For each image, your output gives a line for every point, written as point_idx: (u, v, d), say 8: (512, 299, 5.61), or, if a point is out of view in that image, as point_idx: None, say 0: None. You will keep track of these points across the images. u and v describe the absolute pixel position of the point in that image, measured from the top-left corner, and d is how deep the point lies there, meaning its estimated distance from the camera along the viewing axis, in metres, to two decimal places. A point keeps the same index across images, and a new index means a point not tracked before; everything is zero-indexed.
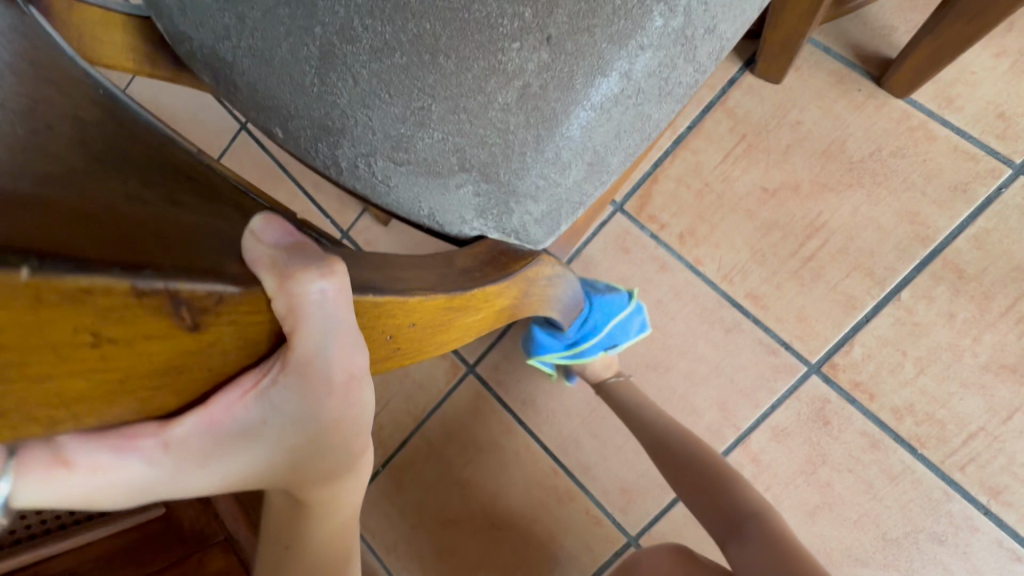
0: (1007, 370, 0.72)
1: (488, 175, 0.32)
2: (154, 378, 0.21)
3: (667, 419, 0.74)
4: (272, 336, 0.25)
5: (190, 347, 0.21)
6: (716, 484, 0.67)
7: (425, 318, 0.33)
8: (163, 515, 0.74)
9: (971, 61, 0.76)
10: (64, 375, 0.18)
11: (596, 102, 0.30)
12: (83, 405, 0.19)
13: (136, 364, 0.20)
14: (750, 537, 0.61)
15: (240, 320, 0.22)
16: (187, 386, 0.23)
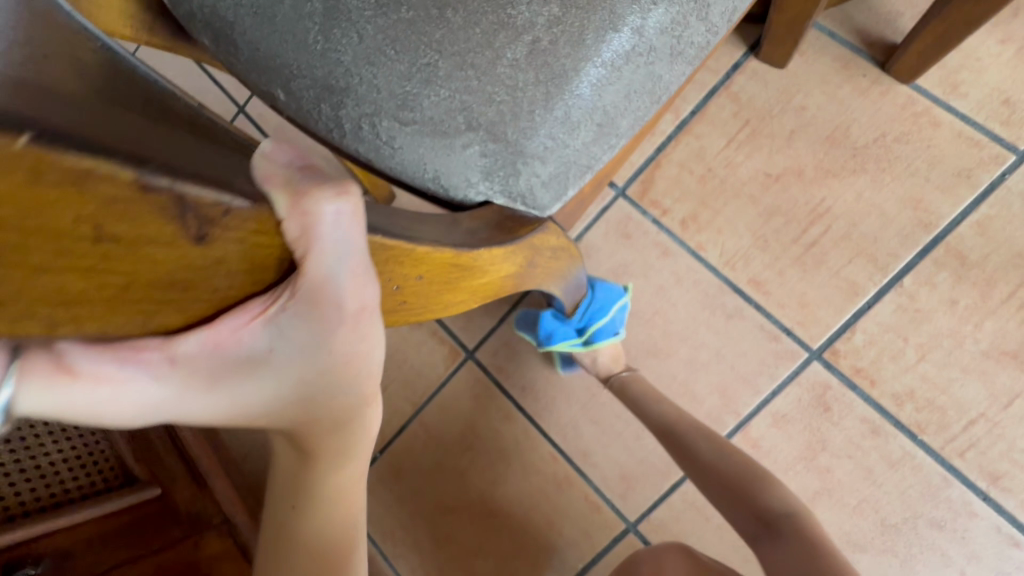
0: (1007, 357, 0.72)
1: (495, 135, 0.31)
2: (161, 286, 0.22)
3: (675, 410, 0.72)
4: (285, 261, 0.25)
5: (195, 262, 0.22)
6: (749, 485, 0.64)
7: (433, 273, 0.33)
8: (159, 496, 0.71)
9: (977, 46, 0.76)
10: (70, 263, 0.18)
11: (606, 58, 0.29)
12: (92, 298, 0.20)
13: (143, 266, 0.20)
14: (784, 538, 0.59)
15: (247, 240, 0.22)
16: (194, 307, 0.24)
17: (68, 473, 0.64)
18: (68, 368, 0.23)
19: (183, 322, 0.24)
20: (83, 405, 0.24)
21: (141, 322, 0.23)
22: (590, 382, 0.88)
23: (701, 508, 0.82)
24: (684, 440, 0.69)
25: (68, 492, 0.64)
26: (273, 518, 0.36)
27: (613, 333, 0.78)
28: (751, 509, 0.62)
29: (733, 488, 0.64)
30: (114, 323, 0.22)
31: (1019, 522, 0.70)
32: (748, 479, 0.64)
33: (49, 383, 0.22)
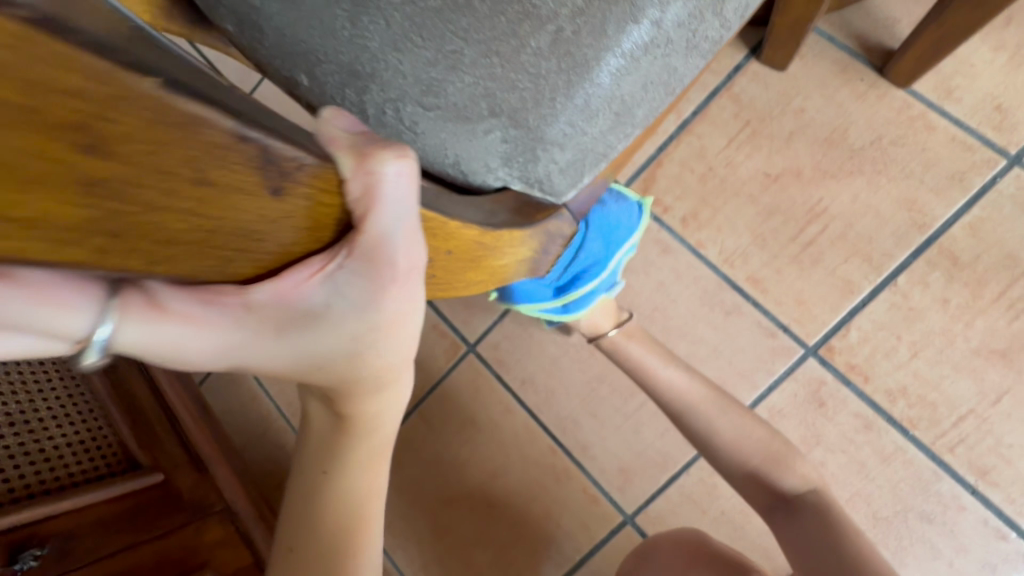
0: (997, 355, 0.74)
1: (517, 121, 0.32)
2: (240, 234, 0.23)
3: (691, 392, 0.72)
4: (346, 220, 0.27)
5: (272, 214, 0.23)
6: (771, 465, 0.67)
7: (460, 247, 0.35)
8: (163, 481, 0.71)
9: (971, 53, 0.78)
10: (168, 202, 0.20)
11: (626, 49, 0.30)
12: (179, 239, 0.21)
13: (228, 211, 0.21)
14: (804, 516, 0.63)
15: (317, 195, 0.24)
16: (262, 259, 0.25)
17: (71, 457, 0.65)
18: (159, 307, 0.26)
19: (253, 270, 0.25)
20: (170, 338, 0.27)
21: (215, 266, 0.24)
22: (590, 376, 0.89)
23: (697, 501, 0.83)
24: (702, 423, 0.70)
25: (72, 476, 0.64)
26: (304, 480, 0.39)
27: (603, 291, 0.71)
28: (773, 490, 0.66)
29: (750, 467, 0.68)
30: (192, 264, 0.23)
31: (1006, 516, 0.72)
32: (772, 463, 0.67)
33: (143, 317, 0.26)
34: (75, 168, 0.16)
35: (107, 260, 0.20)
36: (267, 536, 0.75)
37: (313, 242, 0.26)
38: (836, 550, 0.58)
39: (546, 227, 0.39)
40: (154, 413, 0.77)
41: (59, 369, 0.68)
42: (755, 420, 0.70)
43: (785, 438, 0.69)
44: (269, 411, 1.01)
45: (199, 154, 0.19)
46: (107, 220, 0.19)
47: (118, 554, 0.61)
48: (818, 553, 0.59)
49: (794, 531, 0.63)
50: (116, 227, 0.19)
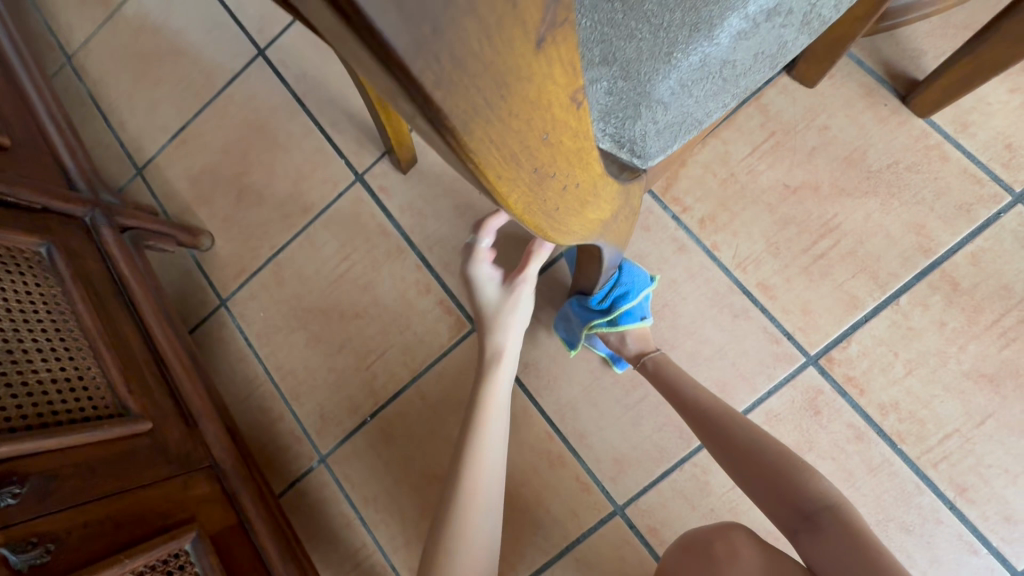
0: (985, 379, 0.78)
1: (627, 73, 0.31)
2: (494, 87, 0.18)
3: (711, 399, 0.74)
4: (561, 101, 0.22)
5: (522, 62, 0.18)
6: (787, 476, 0.64)
7: (584, 181, 0.29)
8: (150, 431, 0.67)
9: (988, 93, 0.82)
10: (477, 38, 0.16)
11: (752, 12, 0.30)
12: (475, 98, 0.17)
13: (512, 59, 0.18)
14: (828, 531, 0.60)
15: (558, 60, 0.20)
16: (488, 135, 0.19)
17: (55, 394, 0.60)
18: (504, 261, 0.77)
19: (507, 158, 0.21)
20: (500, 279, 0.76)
21: (494, 158, 0.20)
22: (594, 366, 0.89)
23: (688, 497, 0.84)
24: (717, 423, 0.71)
25: (56, 415, 0.59)
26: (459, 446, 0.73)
27: (636, 318, 0.81)
28: (794, 502, 0.63)
29: (777, 480, 0.65)
30: (474, 145, 0.19)
31: (980, 532, 0.76)
32: (790, 471, 0.65)
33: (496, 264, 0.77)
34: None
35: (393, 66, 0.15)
36: (255, 500, 0.74)
37: (551, 137, 0.23)
38: (870, 564, 0.56)
39: (625, 184, 0.36)
40: (142, 356, 0.74)
41: (44, 303, 0.64)
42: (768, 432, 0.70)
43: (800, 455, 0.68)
44: (256, 373, 1.00)
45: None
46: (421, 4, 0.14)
47: (96, 502, 0.57)
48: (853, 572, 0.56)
49: (820, 552, 0.59)
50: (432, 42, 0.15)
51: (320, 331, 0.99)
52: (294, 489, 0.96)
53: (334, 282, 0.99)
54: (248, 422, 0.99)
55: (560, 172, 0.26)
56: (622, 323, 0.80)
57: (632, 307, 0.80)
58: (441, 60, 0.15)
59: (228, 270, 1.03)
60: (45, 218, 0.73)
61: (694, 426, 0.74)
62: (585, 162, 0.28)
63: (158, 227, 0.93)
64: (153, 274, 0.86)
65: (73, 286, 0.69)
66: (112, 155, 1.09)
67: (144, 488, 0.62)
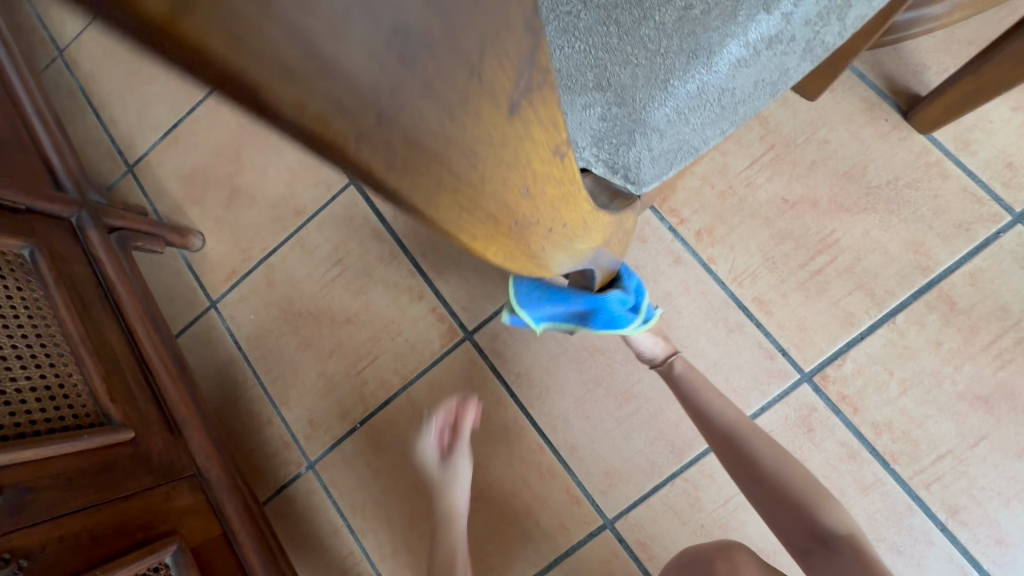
0: (980, 401, 0.77)
1: (622, 99, 0.30)
2: (462, 154, 0.19)
3: (736, 413, 0.73)
4: (542, 156, 0.23)
5: (495, 125, 0.20)
6: (808, 503, 0.66)
7: (575, 226, 0.29)
8: (133, 441, 0.66)
9: (991, 110, 0.81)
10: (438, 115, 0.17)
11: (751, 39, 0.29)
12: (443, 167, 0.19)
13: (483, 125, 0.19)
14: (842, 558, 0.62)
15: (532, 123, 0.21)
16: (457, 193, 0.20)
17: (34, 403, 0.59)
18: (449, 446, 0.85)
19: (489, 218, 0.23)
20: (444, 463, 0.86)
21: (475, 222, 0.22)
22: (586, 377, 0.88)
23: (679, 512, 0.83)
24: (744, 444, 0.70)
25: (34, 425, 0.58)
26: None
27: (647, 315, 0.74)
28: (812, 526, 0.64)
29: (795, 505, 0.66)
30: (443, 214, 0.21)
31: (970, 554, 0.75)
32: (813, 497, 0.66)
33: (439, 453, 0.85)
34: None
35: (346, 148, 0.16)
36: (240, 511, 0.74)
37: (534, 191, 0.24)
38: None
39: (621, 216, 0.36)
40: (127, 362, 0.73)
41: (26, 308, 0.63)
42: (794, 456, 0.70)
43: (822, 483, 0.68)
44: (245, 376, 0.99)
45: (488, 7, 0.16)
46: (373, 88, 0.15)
47: (75, 516, 0.56)
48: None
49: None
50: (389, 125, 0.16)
51: (310, 335, 0.98)
52: (281, 494, 0.95)
53: (325, 286, 0.98)
54: (236, 427, 0.98)
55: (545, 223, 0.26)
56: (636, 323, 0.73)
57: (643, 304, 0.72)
58: (392, 141, 0.17)
59: (218, 272, 1.02)
60: (27, 219, 0.71)
61: (712, 442, 0.72)
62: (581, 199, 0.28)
63: (146, 227, 0.92)
64: (140, 277, 0.85)
65: (56, 290, 0.67)
66: (102, 152, 1.08)
67: (124, 501, 0.60)
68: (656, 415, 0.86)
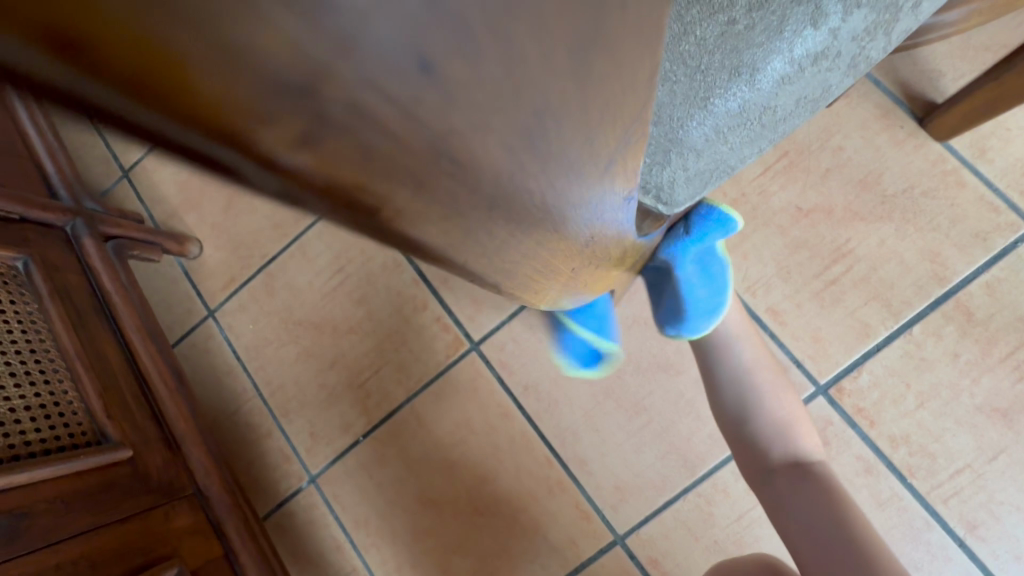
0: (998, 414, 0.76)
1: (658, 117, 0.28)
2: (474, 216, 0.22)
3: (742, 331, 0.72)
4: (548, 222, 0.25)
5: (508, 200, 0.22)
6: (786, 429, 0.68)
7: (578, 267, 0.31)
8: (131, 459, 0.64)
9: (1008, 118, 0.80)
10: (455, 191, 0.20)
11: (797, 54, 0.27)
12: (453, 215, 0.21)
13: (495, 199, 0.21)
14: (806, 483, 0.63)
15: (544, 199, 0.23)
16: (464, 243, 0.24)
17: (29, 422, 0.57)
18: None
19: (510, 262, 0.27)
20: None
21: (500, 266, 0.28)
22: (596, 389, 0.86)
23: (691, 527, 0.82)
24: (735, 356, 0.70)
25: (29, 445, 0.56)
26: None
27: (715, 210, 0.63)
28: (787, 449, 0.66)
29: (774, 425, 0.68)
30: (449, 254, 0.25)
31: (989, 571, 0.74)
32: (790, 424, 0.68)
33: None
34: (393, 96, 0.14)
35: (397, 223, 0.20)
36: (241, 529, 0.72)
37: (537, 245, 0.27)
38: (837, 520, 0.59)
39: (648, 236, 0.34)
40: (126, 377, 0.71)
41: (20, 323, 0.61)
42: (788, 387, 0.72)
43: (802, 410, 0.71)
44: (245, 387, 0.97)
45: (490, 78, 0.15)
46: (378, 156, 0.16)
47: (73, 539, 0.54)
48: (826, 533, 0.58)
49: (797, 501, 0.62)
50: (405, 184, 0.18)
51: (313, 345, 0.96)
52: (283, 508, 0.93)
53: (328, 295, 0.96)
54: (236, 440, 0.96)
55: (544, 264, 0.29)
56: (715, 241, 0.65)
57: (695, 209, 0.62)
58: (421, 211, 0.20)
59: (217, 280, 1.00)
60: (20, 228, 0.69)
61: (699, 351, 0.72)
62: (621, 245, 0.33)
63: (142, 235, 0.90)
64: (137, 286, 0.83)
65: (51, 303, 0.65)
66: (98, 157, 1.05)
67: (122, 523, 0.58)
68: (668, 428, 0.84)
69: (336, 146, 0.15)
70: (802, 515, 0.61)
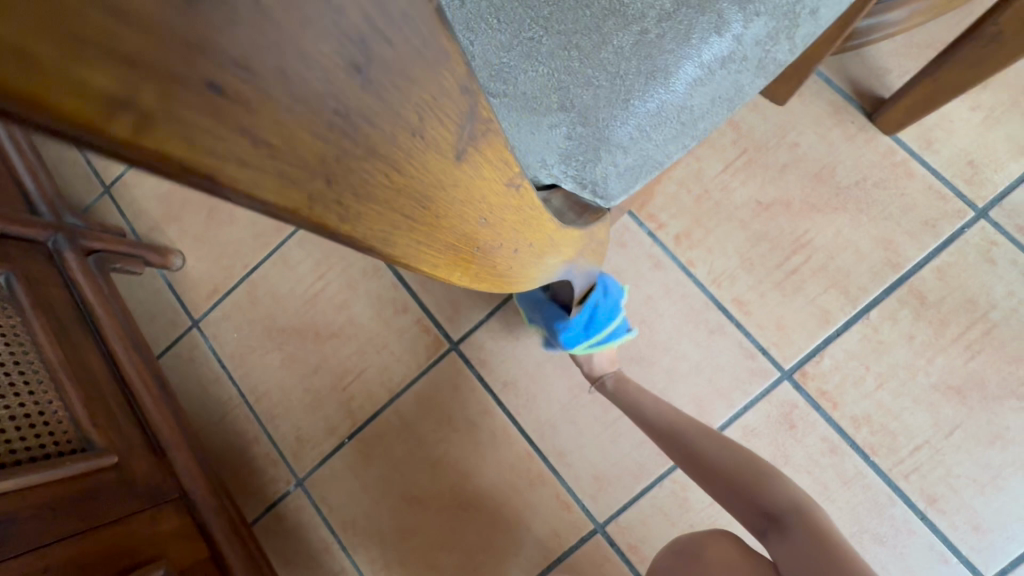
0: (952, 391, 0.79)
1: (586, 119, 0.31)
2: (367, 177, 0.20)
3: (672, 411, 0.76)
4: (442, 166, 0.23)
5: (395, 147, 0.20)
6: (754, 485, 0.65)
7: (497, 222, 0.29)
8: (116, 465, 0.65)
9: (951, 111, 0.84)
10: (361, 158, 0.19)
11: (705, 59, 0.31)
12: (288, 188, 0.17)
13: (387, 153, 0.20)
14: (795, 537, 0.60)
15: (434, 142, 0.22)
16: (379, 224, 0.22)
17: (15, 431, 0.58)
18: None
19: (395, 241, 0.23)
20: None
21: (418, 253, 0.25)
22: (572, 383, 0.89)
23: (667, 513, 0.84)
24: (686, 441, 0.71)
25: (15, 453, 0.57)
26: None
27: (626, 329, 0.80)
28: (760, 507, 0.64)
29: (744, 490, 0.66)
30: (378, 243, 0.22)
31: (950, 542, 0.77)
32: (758, 477, 0.66)
33: None
34: None
35: (304, 209, 0.18)
36: (227, 531, 0.74)
37: (436, 203, 0.24)
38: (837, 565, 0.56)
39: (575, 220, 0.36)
40: (109, 386, 0.72)
41: (3, 335, 0.62)
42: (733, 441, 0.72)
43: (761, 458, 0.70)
44: (230, 395, 0.98)
45: (319, 46, 0.15)
46: (128, 93, 0.12)
47: (61, 542, 0.55)
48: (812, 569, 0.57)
49: (784, 553, 0.60)
50: (186, 139, 0.14)
51: (296, 350, 0.97)
52: (271, 513, 0.95)
53: (309, 301, 0.98)
54: (222, 447, 0.97)
55: (462, 224, 0.27)
56: (607, 344, 0.78)
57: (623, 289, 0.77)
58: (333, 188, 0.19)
59: (200, 290, 1.01)
60: (1, 242, 0.70)
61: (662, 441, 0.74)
62: (527, 210, 0.31)
63: (125, 248, 0.91)
64: (121, 300, 0.85)
65: (34, 316, 0.67)
66: (78, 173, 1.06)
67: (110, 526, 0.60)
68: None
69: (65, 70, 0.11)
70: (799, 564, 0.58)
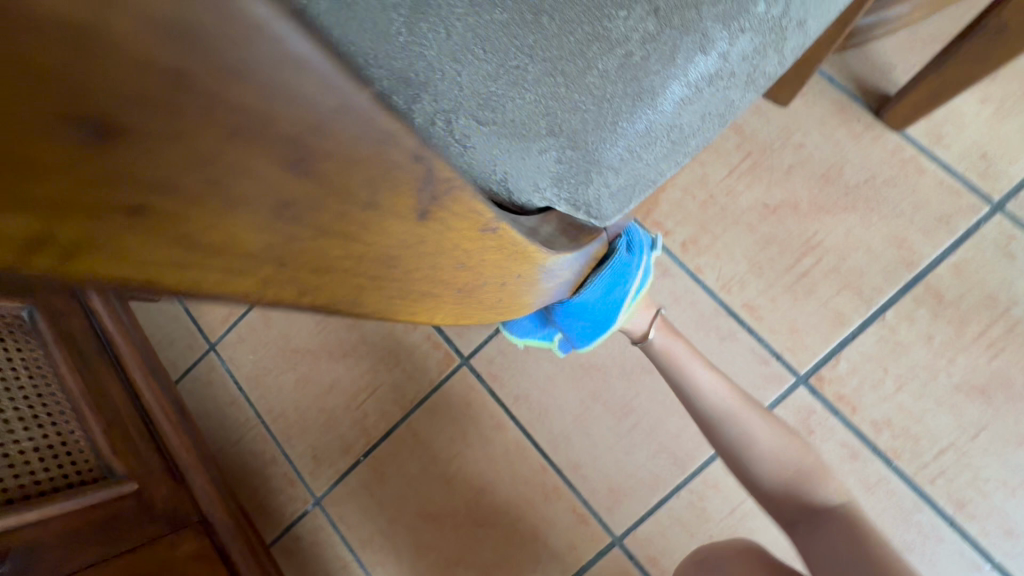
0: (976, 391, 0.77)
1: (575, 143, 0.31)
2: (319, 252, 0.22)
3: (718, 382, 0.70)
4: (397, 230, 0.24)
5: (341, 225, 0.22)
6: (798, 483, 0.65)
7: (477, 265, 0.31)
8: (136, 492, 0.67)
9: (960, 104, 0.82)
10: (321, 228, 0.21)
11: (692, 78, 0.31)
12: (239, 277, 0.20)
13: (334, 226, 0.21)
14: (828, 531, 0.60)
15: (386, 211, 0.23)
16: (337, 290, 0.24)
17: (38, 463, 0.60)
18: None
19: (327, 302, 0.24)
20: None
21: (389, 301, 0.28)
22: (584, 394, 0.88)
23: (686, 524, 0.83)
24: (728, 435, 0.68)
25: (38, 484, 0.59)
26: None
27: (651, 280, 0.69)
28: (798, 501, 0.64)
29: (785, 486, 0.65)
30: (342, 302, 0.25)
31: (981, 547, 0.75)
32: (800, 474, 0.66)
33: None
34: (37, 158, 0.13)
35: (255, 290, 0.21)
36: (244, 553, 0.75)
37: (399, 262, 0.26)
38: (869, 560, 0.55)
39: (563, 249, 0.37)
40: (128, 414, 0.74)
41: (26, 368, 0.64)
42: (790, 431, 0.70)
43: (815, 455, 0.69)
44: (247, 416, 1.00)
45: None
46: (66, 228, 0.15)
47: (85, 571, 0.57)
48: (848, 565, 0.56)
49: (817, 543, 0.60)
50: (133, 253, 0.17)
51: (309, 371, 0.98)
52: (289, 533, 0.96)
53: (320, 321, 0.99)
54: (241, 468, 0.98)
55: (435, 271, 0.28)
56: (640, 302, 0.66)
57: (648, 239, 0.66)
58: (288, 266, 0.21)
59: (215, 314, 1.03)
60: None
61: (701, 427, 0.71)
62: (511, 251, 0.32)
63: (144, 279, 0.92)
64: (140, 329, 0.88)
65: (56, 349, 0.68)
66: None
67: (134, 552, 0.61)
68: (656, 427, 0.86)
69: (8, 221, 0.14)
70: (834, 560, 0.57)
